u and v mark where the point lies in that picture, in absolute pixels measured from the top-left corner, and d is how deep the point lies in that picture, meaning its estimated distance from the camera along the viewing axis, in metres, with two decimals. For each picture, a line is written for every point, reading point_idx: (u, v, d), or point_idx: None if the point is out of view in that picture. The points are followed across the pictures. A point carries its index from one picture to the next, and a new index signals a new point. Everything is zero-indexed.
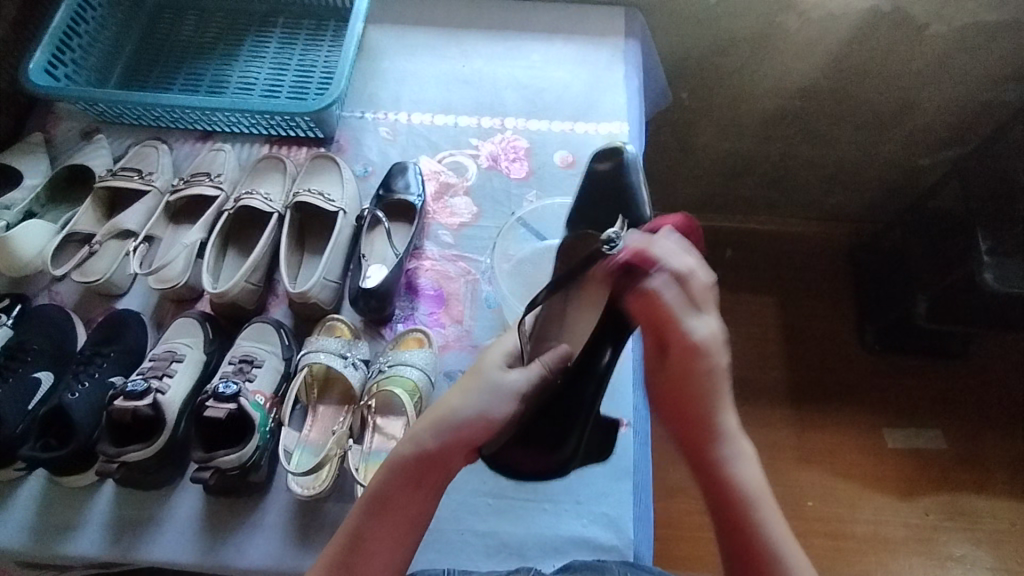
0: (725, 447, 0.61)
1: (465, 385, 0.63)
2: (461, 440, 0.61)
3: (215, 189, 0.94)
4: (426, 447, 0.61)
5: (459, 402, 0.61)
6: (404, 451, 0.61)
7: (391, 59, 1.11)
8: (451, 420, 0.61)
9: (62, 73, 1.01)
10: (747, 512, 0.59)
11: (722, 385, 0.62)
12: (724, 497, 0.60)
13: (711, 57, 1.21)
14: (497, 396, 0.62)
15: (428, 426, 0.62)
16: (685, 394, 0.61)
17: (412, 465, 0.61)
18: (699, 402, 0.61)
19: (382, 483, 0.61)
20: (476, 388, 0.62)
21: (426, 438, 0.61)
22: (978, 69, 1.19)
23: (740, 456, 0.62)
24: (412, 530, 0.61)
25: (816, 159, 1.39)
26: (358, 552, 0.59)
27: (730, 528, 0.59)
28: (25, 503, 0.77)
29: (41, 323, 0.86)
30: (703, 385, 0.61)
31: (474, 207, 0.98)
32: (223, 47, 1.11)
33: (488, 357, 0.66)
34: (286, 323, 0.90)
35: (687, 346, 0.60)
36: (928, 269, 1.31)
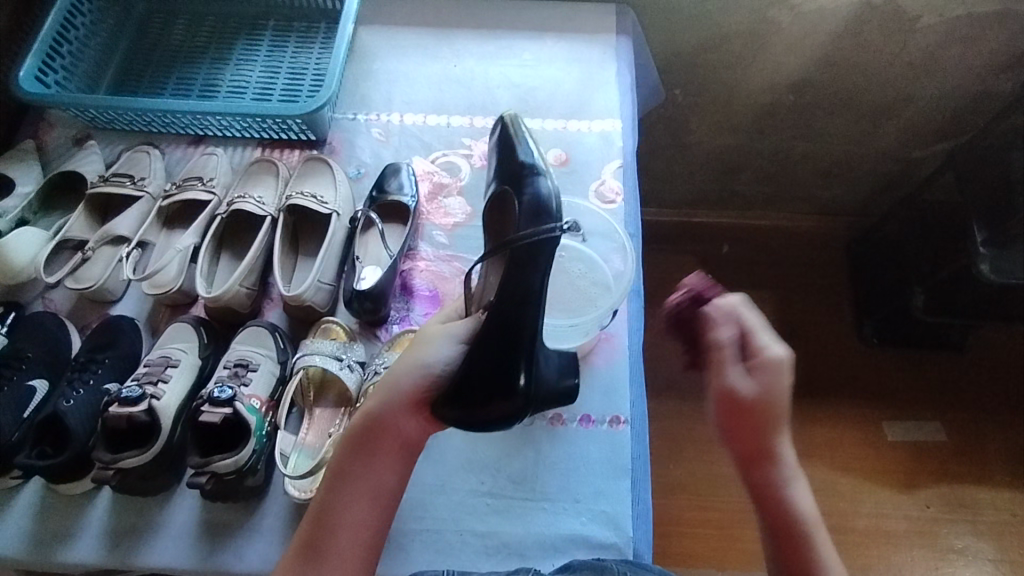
0: (782, 471, 0.64)
1: (403, 356, 0.69)
2: (406, 398, 0.65)
3: (208, 193, 0.94)
4: (375, 406, 0.66)
5: (400, 363, 0.68)
6: (360, 418, 0.66)
7: (382, 60, 1.10)
8: (392, 378, 0.67)
9: (53, 79, 1.01)
10: (802, 537, 0.61)
11: (780, 416, 0.64)
12: (781, 523, 0.62)
13: (704, 53, 1.21)
14: (425, 351, 0.66)
15: (377, 395, 0.67)
16: (749, 419, 0.64)
17: (365, 432, 0.65)
18: (757, 436, 0.64)
19: (343, 456, 0.65)
20: (408, 354, 0.68)
21: (372, 402, 0.66)
22: (971, 60, 1.19)
23: (797, 487, 0.64)
24: (374, 500, 0.64)
25: (811, 153, 1.39)
26: (324, 523, 0.62)
27: (790, 557, 0.61)
28: (21, 511, 0.77)
29: (35, 330, 0.86)
30: (761, 422, 0.64)
31: (468, 207, 0.98)
32: (214, 51, 1.10)
33: (430, 325, 0.72)
34: (281, 326, 0.90)
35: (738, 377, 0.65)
36: (924, 262, 1.31)
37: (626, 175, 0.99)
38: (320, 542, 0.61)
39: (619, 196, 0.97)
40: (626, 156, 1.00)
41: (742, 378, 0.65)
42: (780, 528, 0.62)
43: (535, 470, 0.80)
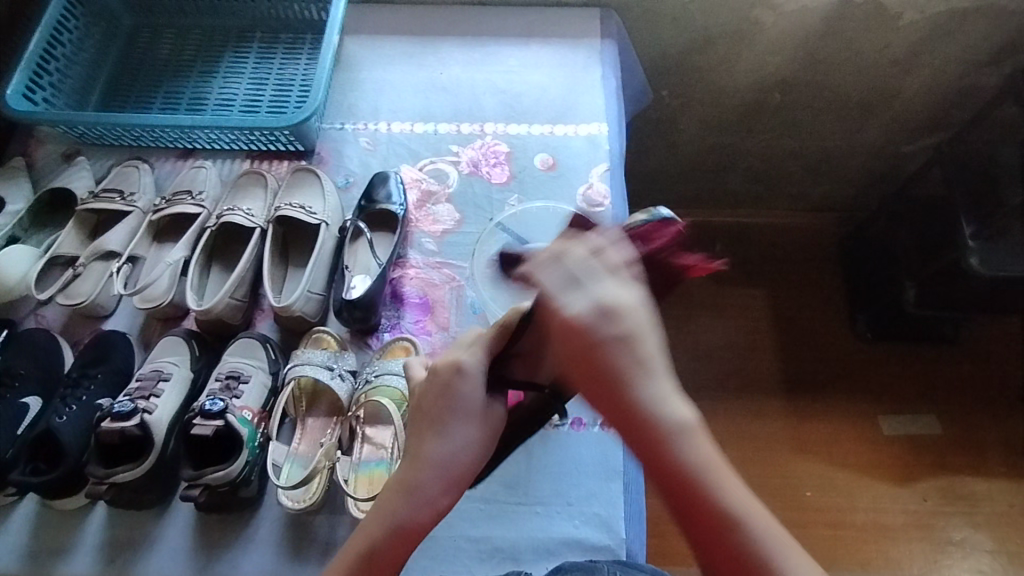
0: (644, 399, 0.53)
1: (450, 444, 0.58)
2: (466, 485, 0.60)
3: (197, 207, 0.94)
4: (443, 502, 0.58)
5: (465, 455, 0.58)
6: (413, 510, 0.57)
7: (369, 69, 1.11)
8: (466, 471, 0.59)
9: (41, 97, 1.01)
10: (690, 464, 0.52)
11: (633, 336, 0.53)
12: (661, 461, 0.53)
13: (689, 54, 1.22)
14: (487, 441, 0.60)
15: (444, 490, 0.58)
16: (591, 374, 0.53)
17: (420, 526, 0.57)
18: (609, 380, 0.53)
19: (390, 548, 0.57)
20: (466, 443, 0.59)
21: (443, 497, 0.58)
22: (955, 55, 1.19)
23: (670, 412, 0.53)
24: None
25: (799, 150, 1.40)
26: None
27: (691, 512, 0.52)
28: (17, 528, 0.77)
29: (28, 347, 0.86)
30: (604, 356, 0.53)
31: (456, 213, 0.98)
32: (201, 64, 1.11)
33: (466, 399, 0.59)
34: (272, 337, 0.91)
35: (574, 315, 0.53)
36: (915, 256, 1.31)
37: (613, 178, 1.00)
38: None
39: (606, 200, 0.97)
40: (612, 159, 1.01)
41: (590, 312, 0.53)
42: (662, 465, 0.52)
43: (527, 474, 0.81)
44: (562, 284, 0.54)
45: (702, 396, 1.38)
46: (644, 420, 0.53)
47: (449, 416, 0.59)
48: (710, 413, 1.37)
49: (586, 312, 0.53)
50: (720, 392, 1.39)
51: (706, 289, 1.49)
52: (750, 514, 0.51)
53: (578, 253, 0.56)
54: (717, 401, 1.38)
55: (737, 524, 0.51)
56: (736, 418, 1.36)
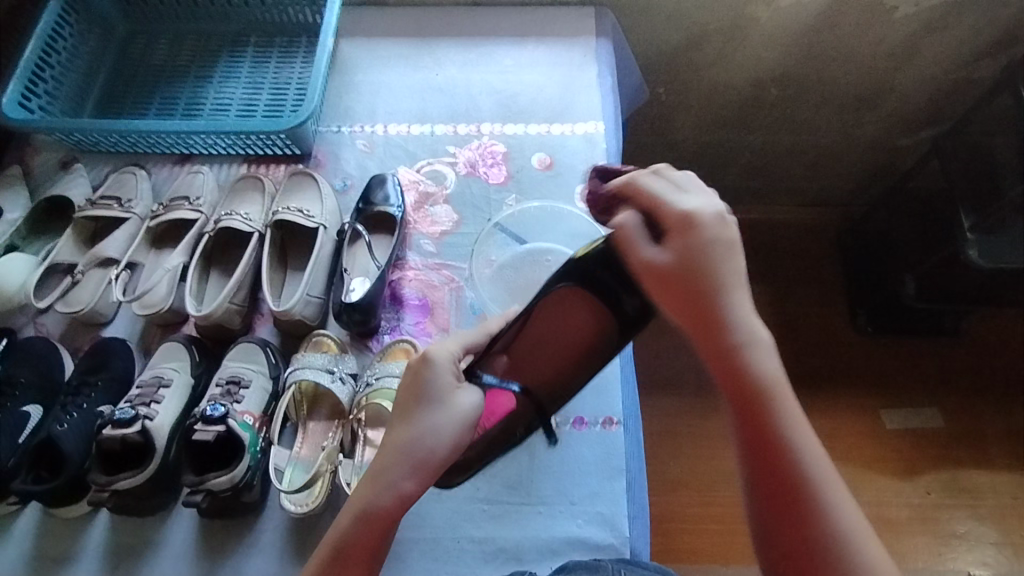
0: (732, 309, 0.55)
1: (417, 429, 0.59)
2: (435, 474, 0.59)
3: (195, 212, 0.94)
4: (409, 488, 0.58)
5: (432, 440, 0.58)
6: (379, 494, 0.58)
7: (365, 72, 1.11)
8: (434, 457, 0.58)
9: (37, 104, 1.01)
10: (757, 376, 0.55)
11: (732, 251, 0.56)
12: (731, 369, 0.56)
13: (685, 51, 1.22)
14: (457, 431, 0.59)
15: (412, 472, 0.58)
16: (678, 288, 0.55)
17: (386, 512, 0.57)
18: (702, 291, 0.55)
19: (356, 533, 0.57)
20: (434, 431, 0.58)
21: (409, 481, 0.58)
22: (951, 48, 1.19)
23: (749, 326, 0.56)
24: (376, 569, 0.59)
25: (796, 145, 1.40)
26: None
27: (753, 420, 0.55)
28: (20, 536, 0.77)
29: (27, 355, 0.86)
30: (708, 262, 0.55)
31: (454, 214, 0.98)
32: (196, 69, 1.11)
33: (435, 386, 0.60)
34: (272, 341, 0.90)
35: (680, 227, 0.56)
36: (914, 250, 1.31)
37: None
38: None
39: None
40: (610, 156, 1.01)
41: (694, 231, 0.55)
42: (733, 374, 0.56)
43: (530, 474, 0.81)
44: (671, 198, 0.57)
45: None
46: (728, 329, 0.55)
47: (419, 401, 0.60)
48: None
49: (693, 222, 0.56)
50: None
51: None
52: (801, 432, 0.55)
53: (679, 173, 0.60)
54: None
55: (788, 439, 0.55)
56: None
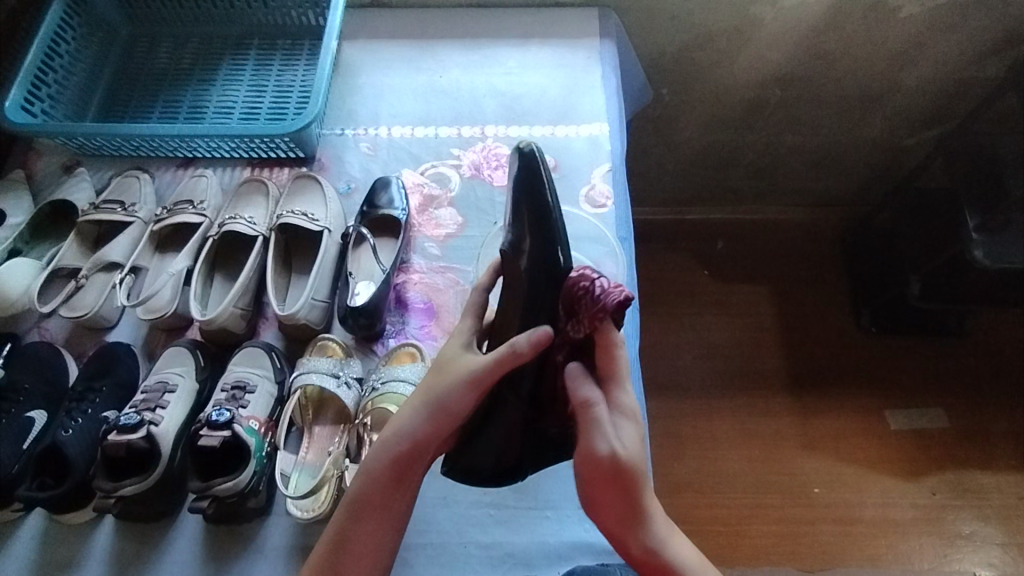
0: (651, 538, 0.58)
1: (431, 380, 0.65)
2: (446, 421, 0.62)
3: (199, 216, 0.94)
4: (417, 433, 0.62)
5: (439, 384, 0.63)
6: (391, 438, 0.63)
7: (368, 74, 1.11)
8: (441, 399, 0.62)
9: (39, 108, 1.00)
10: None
11: (640, 486, 0.58)
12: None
13: (688, 52, 1.21)
14: (463, 373, 0.62)
15: (403, 425, 0.63)
16: (607, 485, 0.57)
17: (394, 456, 0.62)
18: (626, 525, 0.59)
19: (365, 484, 0.62)
20: (439, 380, 0.64)
21: (416, 423, 0.62)
22: (955, 47, 1.19)
23: (672, 548, 0.59)
24: (391, 521, 0.62)
25: (800, 146, 1.39)
26: (342, 556, 0.61)
27: None
28: (24, 543, 0.77)
29: (31, 361, 0.86)
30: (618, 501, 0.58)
31: (459, 217, 0.98)
32: (199, 72, 1.11)
33: (452, 350, 0.67)
34: (277, 345, 0.90)
35: (591, 456, 0.57)
36: (918, 250, 1.31)
37: (615, 178, 0.99)
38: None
39: (610, 200, 0.97)
40: (614, 159, 1.00)
41: (608, 466, 0.57)
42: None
43: (536, 478, 0.80)
44: (604, 423, 0.58)
45: (709, 395, 1.38)
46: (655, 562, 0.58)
47: (436, 366, 0.66)
48: (715, 411, 1.36)
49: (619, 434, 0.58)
50: (725, 391, 1.38)
51: (709, 286, 1.49)
52: None
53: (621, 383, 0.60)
54: (722, 399, 1.37)
55: None
56: (742, 415, 1.36)
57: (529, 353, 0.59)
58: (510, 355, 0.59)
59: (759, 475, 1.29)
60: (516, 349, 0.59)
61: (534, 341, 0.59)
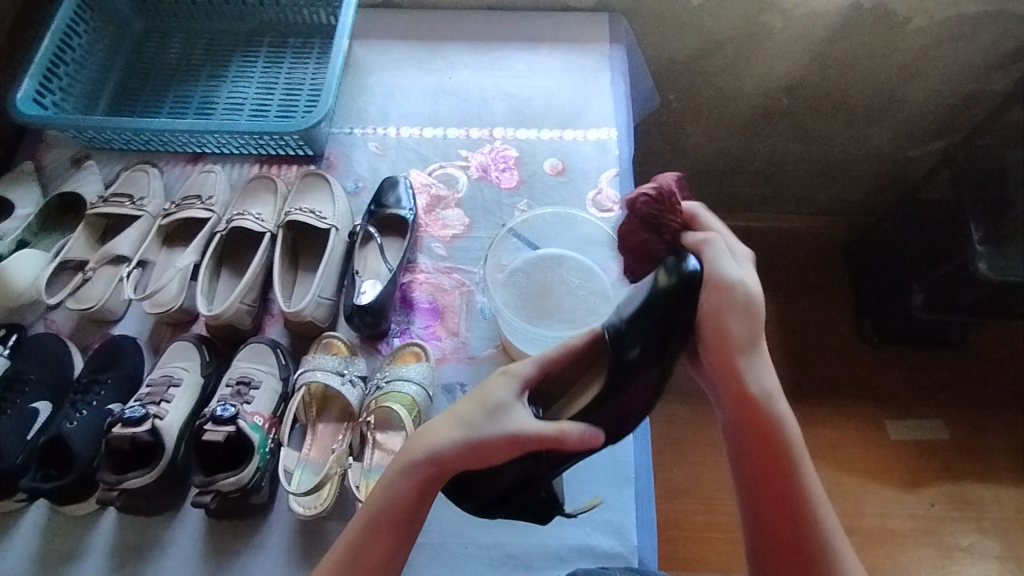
0: (756, 380, 0.64)
1: (470, 412, 0.58)
2: (476, 465, 0.57)
3: (207, 211, 0.94)
4: (442, 465, 0.57)
5: (484, 425, 0.57)
6: (419, 467, 0.57)
7: (377, 74, 1.11)
8: (481, 442, 0.56)
9: (51, 101, 1.01)
10: (778, 438, 0.64)
11: (760, 318, 0.63)
12: (758, 434, 0.64)
13: (697, 59, 1.22)
14: (511, 425, 0.57)
15: (427, 450, 0.57)
16: (735, 320, 0.62)
17: (423, 484, 0.58)
18: (732, 361, 0.63)
19: (389, 504, 0.58)
20: (483, 417, 0.57)
21: (450, 462, 0.57)
22: (962, 60, 1.19)
23: (773, 397, 0.65)
24: (404, 536, 0.60)
25: (806, 154, 1.39)
26: (357, 566, 0.59)
27: (761, 435, 0.64)
28: (26, 533, 0.77)
29: (37, 352, 0.86)
30: (735, 331, 0.62)
31: (466, 218, 0.98)
32: (210, 68, 1.11)
33: (501, 389, 0.59)
34: (282, 342, 0.90)
35: (721, 286, 0.61)
36: (923, 261, 1.31)
37: (622, 183, 0.99)
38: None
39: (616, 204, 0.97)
40: (622, 163, 1.01)
41: (735, 292, 0.61)
42: (760, 439, 0.64)
43: None
44: (729, 264, 0.62)
45: None
46: (755, 400, 0.64)
47: (476, 397, 0.59)
48: None
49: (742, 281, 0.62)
50: None
51: None
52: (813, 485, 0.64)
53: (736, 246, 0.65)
54: None
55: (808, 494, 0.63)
56: None
57: (574, 445, 0.58)
58: (558, 441, 0.57)
59: None
60: (567, 437, 0.57)
61: (586, 439, 0.58)
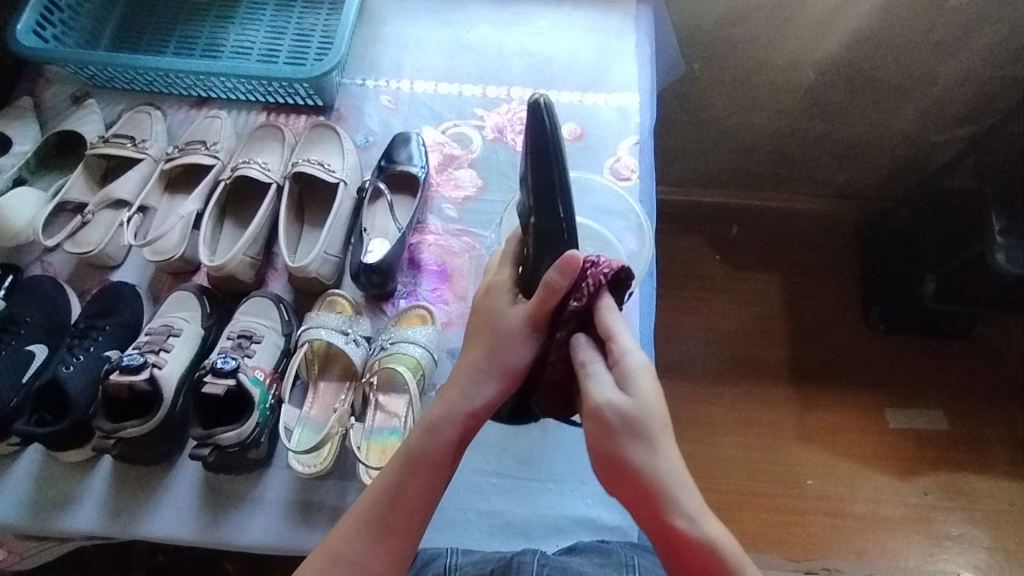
0: (665, 506, 0.53)
1: (485, 337, 0.65)
2: (512, 378, 0.64)
3: (212, 158, 0.91)
4: (481, 397, 0.62)
5: (499, 338, 0.64)
6: (457, 402, 0.62)
7: (393, 24, 1.06)
8: (503, 356, 0.63)
9: (51, 34, 0.97)
10: (717, 570, 0.52)
11: (654, 436, 0.55)
12: (697, 574, 0.52)
13: (725, 27, 1.17)
14: (519, 320, 0.64)
15: (462, 381, 0.63)
16: (615, 442, 0.56)
17: (465, 416, 0.62)
18: (636, 491, 0.55)
19: (427, 440, 0.61)
20: (495, 334, 0.64)
21: (483, 389, 0.62)
22: (1000, 43, 1.15)
23: (704, 523, 0.53)
24: (444, 482, 0.61)
25: (829, 134, 1.35)
26: (398, 503, 0.59)
27: (693, 567, 0.52)
28: (21, 477, 0.76)
29: (34, 294, 0.84)
30: (628, 453, 0.55)
31: (479, 179, 0.95)
32: (217, 9, 1.06)
33: (497, 300, 0.67)
34: (286, 297, 0.88)
35: (594, 412, 0.57)
36: (939, 249, 1.28)
37: (642, 152, 0.96)
38: (392, 531, 0.58)
39: (635, 173, 0.94)
40: (643, 132, 0.97)
41: (609, 418, 0.56)
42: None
43: (541, 450, 0.79)
44: (604, 381, 0.58)
45: (711, 380, 1.37)
46: (671, 531, 0.53)
47: (482, 318, 0.66)
48: (715, 397, 1.35)
49: (615, 399, 0.57)
50: (728, 377, 1.37)
51: (720, 272, 1.47)
52: None
53: (629, 359, 0.59)
54: (724, 386, 1.36)
55: None
56: (741, 403, 1.35)
57: (563, 284, 0.61)
58: (548, 292, 0.62)
59: (754, 463, 1.29)
60: (552, 284, 0.61)
61: (563, 271, 0.61)
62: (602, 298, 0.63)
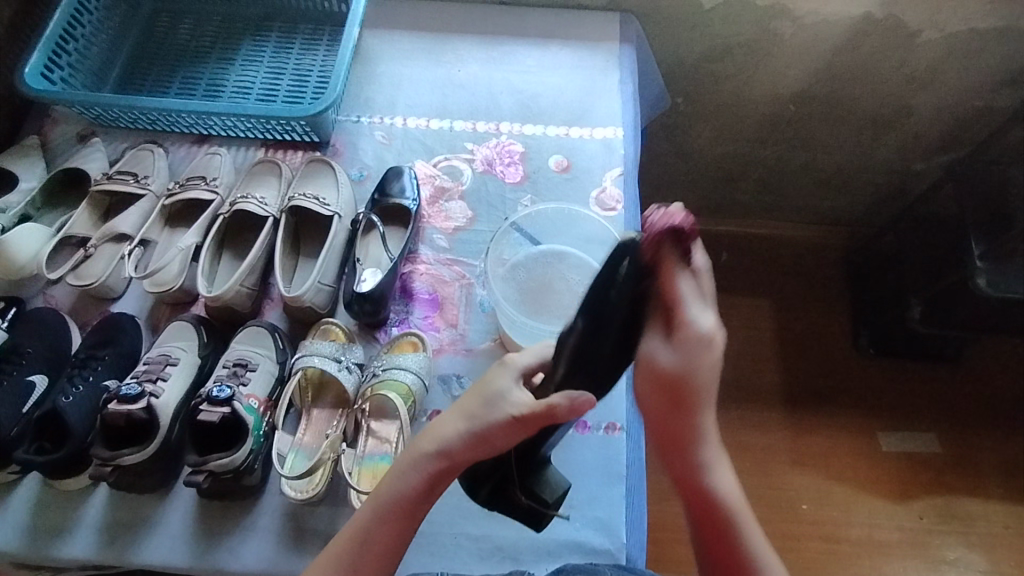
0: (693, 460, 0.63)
1: (472, 403, 0.61)
2: (483, 447, 0.59)
3: (211, 193, 0.95)
4: (452, 455, 0.60)
5: (485, 412, 0.59)
6: (427, 455, 0.61)
7: (386, 64, 1.11)
8: (484, 428, 0.59)
9: (58, 76, 1.02)
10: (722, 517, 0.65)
11: (705, 386, 0.57)
12: (707, 509, 0.65)
13: (706, 63, 1.22)
14: (512, 409, 0.58)
15: (439, 437, 0.61)
16: (668, 387, 0.56)
17: (434, 470, 0.61)
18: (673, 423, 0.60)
19: (397, 491, 0.61)
20: (484, 405, 0.60)
21: (456, 446, 0.60)
22: (970, 76, 1.20)
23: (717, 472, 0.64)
24: (413, 521, 0.63)
25: (812, 163, 1.39)
26: (364, 554, 0.61)
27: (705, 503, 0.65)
28: (18, 506, 0.77)
29: (37, 325, 0.86)
30: (672, 402, 0.59)
31: (469, 211, 0.99)
32: (219, 51, 1.11)
33: (501, 379, 0.60)
34: (281, 326, 0.91)
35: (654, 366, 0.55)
36: (923, 274, 1.31)
37: (626, 183, 0.99)
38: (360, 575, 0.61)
39: (619, 204, 0.98)
40: (627, 163, 1.01)
41: (663, 376, 0.56)
42: (709, 517, 0.65)
43: None
44: (670, 345, 0.55)
45: None
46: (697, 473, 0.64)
47: (480, 390, 0.61)
48: None
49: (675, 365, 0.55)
50: (721, 402, 1.39)
51: None
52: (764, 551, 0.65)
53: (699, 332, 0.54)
54: (717, 410, 1.38)
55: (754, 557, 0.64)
56: (734, 427, 1.36)
57: (567, 412, 0.55)
58: (545, 407, 0.55)
59: (749, 487, 1.30)
60: (555, 407, 0.55)
61: (571, 403, 0.54)
62: (677, 267, 0.52)
